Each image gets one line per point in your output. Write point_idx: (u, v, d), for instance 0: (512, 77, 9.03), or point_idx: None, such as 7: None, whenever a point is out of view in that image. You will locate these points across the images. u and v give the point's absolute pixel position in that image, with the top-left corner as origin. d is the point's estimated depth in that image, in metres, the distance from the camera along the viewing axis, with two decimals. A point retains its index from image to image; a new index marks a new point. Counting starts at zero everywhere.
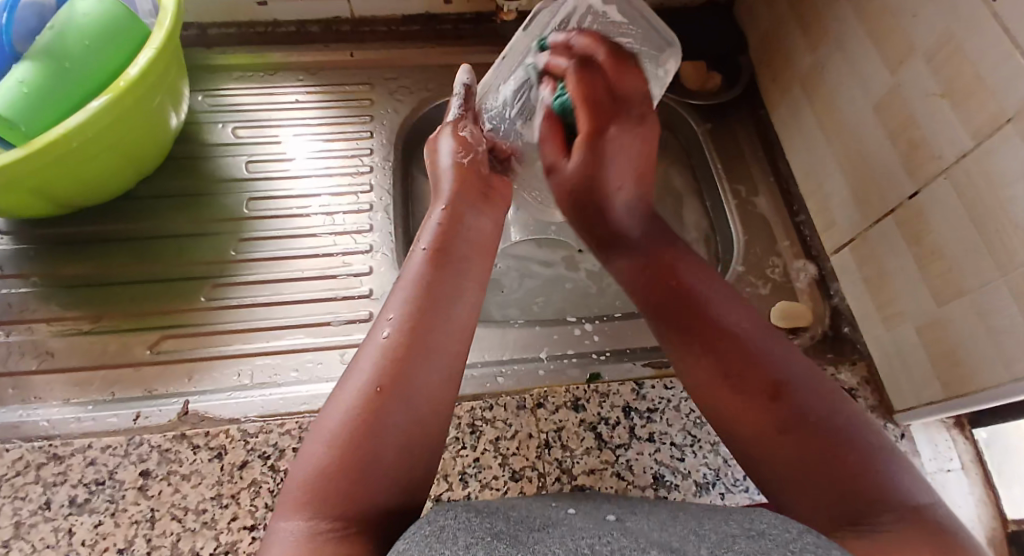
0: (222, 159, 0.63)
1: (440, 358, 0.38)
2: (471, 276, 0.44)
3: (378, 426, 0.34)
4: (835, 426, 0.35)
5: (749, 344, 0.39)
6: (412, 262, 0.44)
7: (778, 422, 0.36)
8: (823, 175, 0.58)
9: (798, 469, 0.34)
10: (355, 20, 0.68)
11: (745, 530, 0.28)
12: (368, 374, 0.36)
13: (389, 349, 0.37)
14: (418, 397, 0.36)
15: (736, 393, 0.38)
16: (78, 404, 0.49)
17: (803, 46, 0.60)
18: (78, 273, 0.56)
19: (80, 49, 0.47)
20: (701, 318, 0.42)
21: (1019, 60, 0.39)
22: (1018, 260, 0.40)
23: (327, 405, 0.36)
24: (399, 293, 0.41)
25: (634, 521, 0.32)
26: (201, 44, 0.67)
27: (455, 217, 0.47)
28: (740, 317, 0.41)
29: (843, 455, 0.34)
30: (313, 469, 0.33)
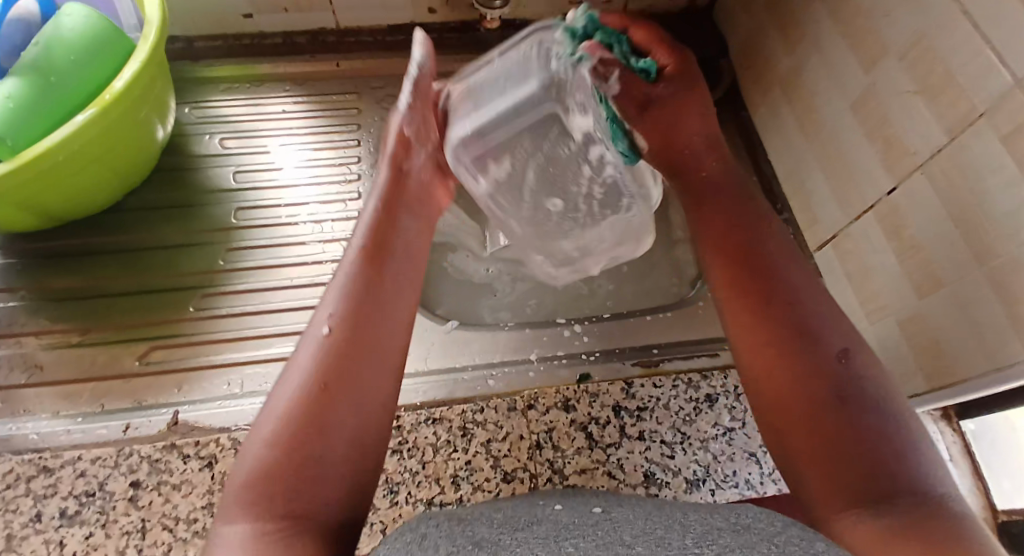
0: (210, 170, 0.63)
1: (381, 351, 0.38)
2: (410, 274, 0.43)
3: (320, 427, 0.34)
4: (873, 399, 0.35)
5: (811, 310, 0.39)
6: (347, 255, 0.43)
7: (819, 394, 0.36)
8: (805, 174, 0.59)
9: (829, 445, 0.34)
10: (342, 30, 0.69)
11: (730, 523, 0.29)
12: (308, 375, 0.36)
13: (327, 345, 0.37)
14: (358, 392, 0.36)
15: (786, 355, 0.38)
16: (67, 416, 0.49)
17: (782, 48, 0.61)
18: (66, 285, 0.56)
19: (66, 63, 0.48)
20: (771, 271, 0.42)
21: (988, 56, 0.40)
22: (995, 251, 0.41)
23: (266, 407, 0.35)
24: (336, 289, 0.40)
25: (622, 518, 0.32)
26: (188, 57, 0.67)
27: (391, 205, 0.46)
28: (813, 286, 0.41)
29: (867, 444, 0.33)
30: (253, 472, 0.32)
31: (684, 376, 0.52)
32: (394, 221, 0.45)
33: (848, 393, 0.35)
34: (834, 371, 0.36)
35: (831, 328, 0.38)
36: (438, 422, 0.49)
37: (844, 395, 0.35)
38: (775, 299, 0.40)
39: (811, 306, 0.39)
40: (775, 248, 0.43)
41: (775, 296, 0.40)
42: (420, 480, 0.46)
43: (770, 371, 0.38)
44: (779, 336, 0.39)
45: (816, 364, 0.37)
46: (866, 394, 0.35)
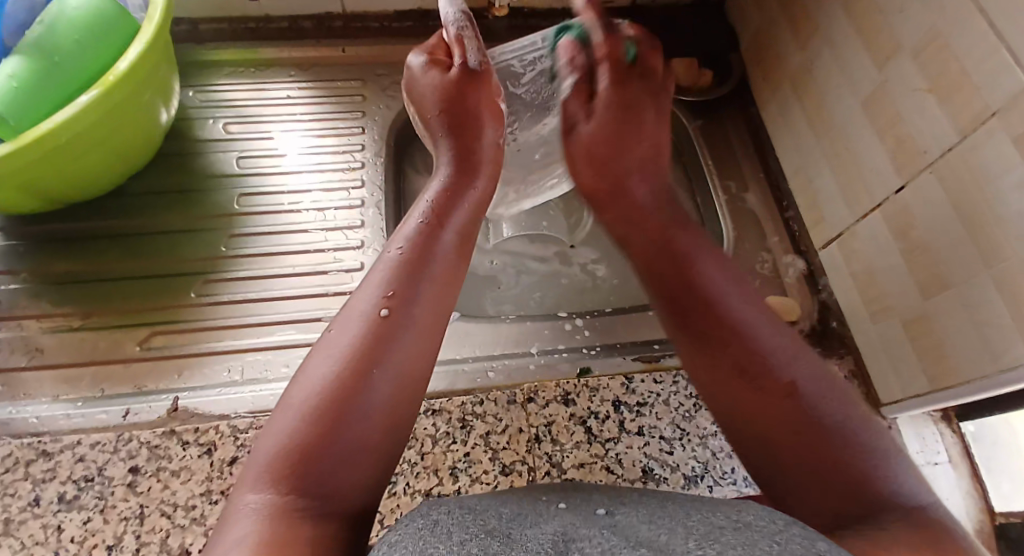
0: (213, 155, 0.63)
1: (422, 336, 0.38)
2: (455, 261, 0.43)
3: (355, 404, 0.33)
4: (833, 415, 0.35)
5: (762, 339, 0.39)
6: (403, 233, 0.43)
7: (792, 420, 0.35)
8: (812, 171, 0.58)
9: (807, 465, 0.35)
10: (348, 15, 0.68)
11: (732, 521, 0.29)
12: (350, 349, 0.35)
13: (376, 324, 0.37)
14: (398, 376, 0.36)
15: (751, 389, 0.37)
16: (67, 400, 0.49)
17: (792, 43, 0.60)
18: (67, 269, 0.56)
19: (70, 43, 0.47)
20: (713, 303, 0.41)
21: (1004, 55, 0.39)
22: (1003, 253, 0.40)
23: (304, 377, 0.35)
24: (385, 266, 0.40)
25: (623, 518, 0.32)
26: (191, 40, 0.67)
27: (452, 189, 0.46)
28: (756, 308, 0.41)
29: (851, 464, 0.33)
30: (281, 440, 0.32)
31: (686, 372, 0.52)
32: (452, 206, 0.45)
33: (809, 414, 0.35)
34: (808, 394, 0.36)
35: (783, 349, 0.38)
36: (437, 414, 0.49)
37: (825, 415, 0.35)
38: (712, 330, 0.40)
39: (765, 335, 0.39)
40: (710, 273, 0.43)
41: (716, 328, 0.40)
42: (418, 471, 0.46)
43: (734, 398, 0.38)
44: (744, 360, 0.38)
45: (768, 393, 0.37)
46: (824, 412, 0.35)
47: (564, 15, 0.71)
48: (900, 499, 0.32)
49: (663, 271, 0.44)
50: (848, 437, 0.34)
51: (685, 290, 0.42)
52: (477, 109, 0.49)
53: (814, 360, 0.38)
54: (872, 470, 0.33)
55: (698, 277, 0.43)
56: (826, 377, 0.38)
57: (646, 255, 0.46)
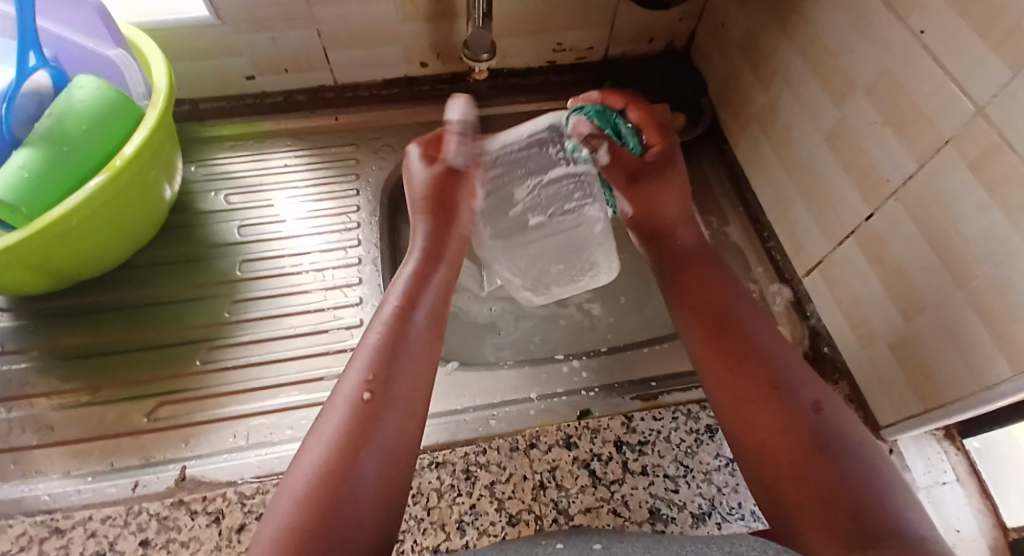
0: (215, 226, 0.65)
1: (404, 414, 0.42)
2: (429, 339, 0.47)
3: (346, 486, 0.37)
4: (843, 441, 0.40)
5: (774, 359, 0.44)
6: (380, 315, 0.47)
7: (811, 437, 0.40)
8: (787, 203, 0.61)
9: (806, 504, 0.38)
10: (339, 87, 0.72)
11: (727, 554, 0.31)
12: (338, 434, 0.39)
13: (359, 409, 0.40)
14: (384, 458, 0.39)
15: (773, 410, 0.42)
16: (78, 475, 0.49)
17: (756, 85, 0.63)
18: (75, 345, 0.57)
19: (77, 132, 0.50)
20: (733, 324, 0.47)
21: (950, 87, 0.42)
22: (973, 272, 0.42)
23: (297, 463, 0.38)
24: (366, 348, 0.44)
25: (620, 552, 0.33)
26: (193, 118, 0.70)
27: (422, 273, 0.51)
28: (766, 331, 0.47)
29: (844, 496, 0.37)
30: (278, 530, 0.35)
31: (684, 408, 0.53)
32: (425, 286, 0.50)
33: (826, 433, 0.40)
34: (813, 425, 0.40)
35: (801, 377, 0.43)
36: (441, 466, 0.49)
37: (823, 445, 0.39)
38: (748, 346, 0.46)
39: (774, 358, 0.45)
40: (727, 299, 0.49)
41: (755, 353, 0.45)
42: (425, 526, 0.46)
43: (747, 414, 0.42)
44: (760, 385, 0.43)
45: (795, 409, 0.41)
46: (839, 436, 0.40)
47: (542, 73, 0.75)
48: (900, 526, 0.34)
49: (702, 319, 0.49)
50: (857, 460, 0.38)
51: (710, 318, 0.49)
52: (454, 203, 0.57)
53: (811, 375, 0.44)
54: (870, 500, 0.36)
55: (716, 302, 0.49)
56: (838, 407, 0.42)
57: (693, 283, 0.52)
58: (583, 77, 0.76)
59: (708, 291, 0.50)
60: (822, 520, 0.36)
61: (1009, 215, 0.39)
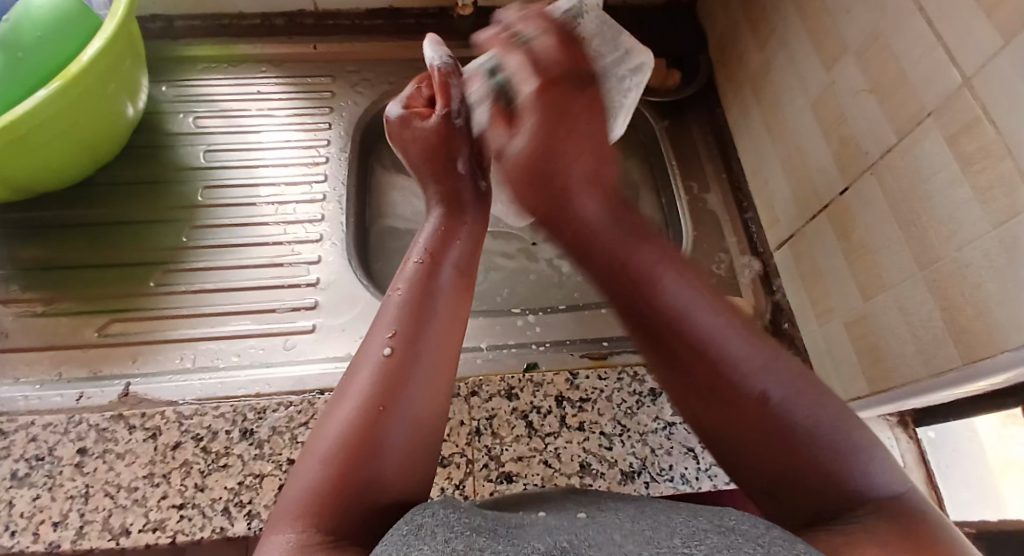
0: (181, 149, 0.65)
1: (435, 372, 0.37)
2: (459, 287, 0.42)
3: (374, 444, 0.32)
4: (807, 421, 0.31)
5: (730, 354, 0.33)
6: (401, 274, 0.42)
7: (759, 434, 0.32)
8: (768, 172, 0.59)
9: (768, 467, 0.32)
10: (319, 13, 0.69)
11: (715, 525, 0.27)
12: (365, 394, 0.34)
13: (384, 366, 0.36)
14: (415, 411, 0.35)
15: (708, 402, 0.34)
16: (27, 383, 0.50)
17: (753, 44, 0.60)
18: (35, 257, 0.58)
19: (30, 39, 0.49)
20: (635, 277, 0.36)
21: (940, 54, 0.39)
22: (937, 255, 0.40)
23: (324, 422, 0.34)
24: (391, 305, 0.39)
25: (605, 521, 0.30)
26: (167, 36, 0.69)
27: (445, 230, 0.45)
28: (710, 312, 0.34)
29: (814, 471, 0.31)
30: (306, 486, 0.31)
31: (630, 369, 0.52)
32: (445, 238, 0.44)
33: (778, 424, 0.31)
34: (777, 417, 0.32)
35: (745, 357, 0.33)
36: None
37: (781, 433, 0.31)
38: (597, 254, 0.38)
39: (722, 346, 0.33)
40: (637, 249, 0.37)
41: (610, 261, 0.37)
42: None
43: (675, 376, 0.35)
44: (690, 378, 0.34)
45: (744, 400, 0.32)
46: (799, 424, 0.31)
47: None
48: (873, 492, 0.30)
49: (634, 220, 0.39)
50: (818, 444, 0.31)
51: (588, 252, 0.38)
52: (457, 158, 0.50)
53: (792, 363, 0.33)
54: (830, 468, 0.30)
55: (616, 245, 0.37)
56: (803, 381, 0.33)
57: (515, 164, 0.40)
58: None
59: (546, 167, 0.38)
60: (797, 495, 0.31)
61: (980, 196, 0.36)
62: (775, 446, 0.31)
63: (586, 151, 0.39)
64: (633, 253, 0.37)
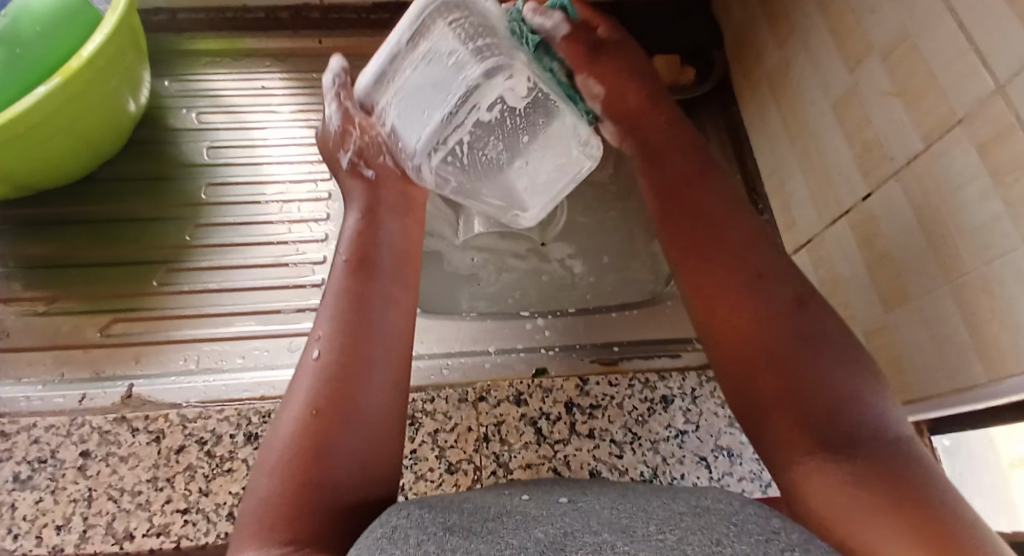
0: (185, 145, 0.64)
1: (375, 371, 0.37)
2: (393, 279, 0.42)
3: (323, 453, 0.33)
4: (833, 336, 0.33)
5: (767, 258, 0.37)
6: (333, 277, 0.42)
7: (795, 332, 0.34)
8: (785, 175, 0.57)
9: (784, 400, 0.32)
10: (325, 6, 0.68)
11: (691, 508, 0.30)
12: (306, 402, 0.35)
13: (319, 372, 0.36)
14: (363, 411, 0.35)
15: (749, 298, 0.36)
16: (29, 383, 0.49)
17: (771, 42, 0.58)
18: (39, 254, 0.57)
19: (33, 35, 0.48)
20: (708, 222, 0.40)
21: (972, 58, 0.37)
22: (963, 267, 0.38)
23: (269, 436, 0.35)
24: (325, 310, 0.40)
25: (587, 506, 0.33)
26: (171, 28, 0.68)
27: (366, 225, 0.44)
28: (765, 247, 0.38)
29: (827, 402, 0.31)
30: (257, 504, 0.32)
31: (641, 376, 0.51)
32: (375, 234, 0.44)
33: (807, 327, 0.34)
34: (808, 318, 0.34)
35: (771, 254, 0.38)
36: None
37: (809, 336, 0.33)
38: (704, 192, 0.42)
39: (762, 261, 0.37)
40: (710, 194, 0.42)
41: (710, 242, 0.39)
42: None
43: (713, 310, 0.37)
44: (733, 277, 0.37)
45: (777, 306, 0.35)
46: (823, 338, 0.33)
47: None
48: (876, 432, 0.30)
49: (672, 184, 0.44)
50: (833, 372, 0.32)
51: (668, 174, 0.44)
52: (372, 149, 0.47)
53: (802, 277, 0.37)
54: (840, 397, 0.31)
55: (694, 201, 0.42)
56: (825, 309, 0.35)
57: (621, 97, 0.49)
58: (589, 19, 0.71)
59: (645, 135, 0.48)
60: (803, 429, 0.31)
61: (1012, 208, 0.35)
62: (817, 381, 0.32)
63: (619, 85, 0.49)
64: (699, 189, 0.42)
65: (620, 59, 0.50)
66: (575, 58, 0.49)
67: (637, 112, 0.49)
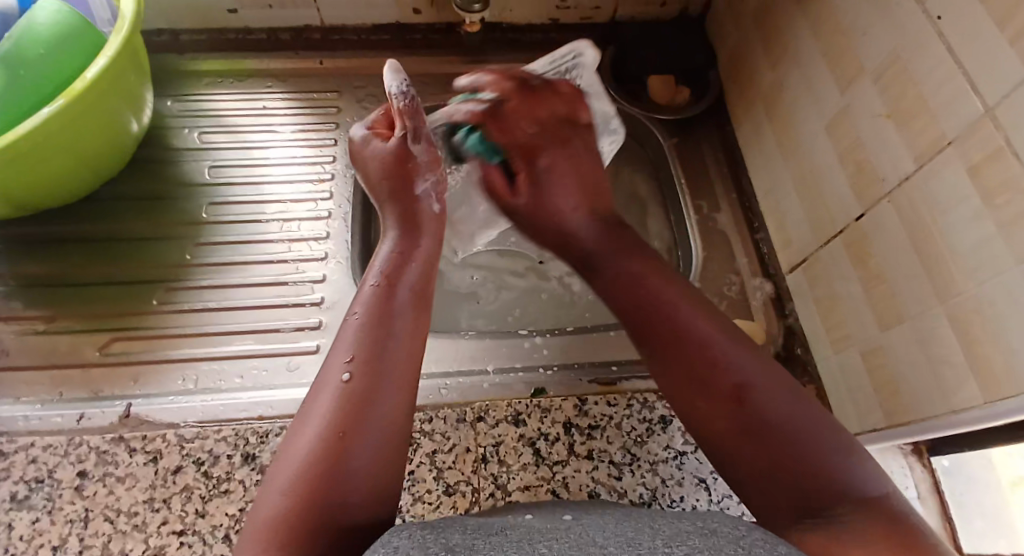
0: (186, 163, 0.64)
1: (394, 397, 0.36)
2: (417, 307, 0.42)
3: (336, 475, 0.32)
4: (781, 415, 0.34)
5: (714, 347, 0.37)
6: (361, 296, 0.42)
7: (743, 423, 0.34)
8: (780, 194, 0.58)
9: (756, 468, 0.33)
10: (327, 28, 0.69)
11: (697, 528, 0.30)
12: (327, 420, 0.34)
13: (345, 391, 0.35)
14: (376, 436, 0.34)
15: (702, 395, 0.36)
16: (27, 402, 0.49)
17: (764, 63, 0.59)
18: (40, 272, 0.57)
19: (36, 56, 0.48)
20: (663, 311, 0.41)
21: (961, 81, 0.38)
22: (957, 287, 0.39)
23: (284, 453, 0.34)
24: (350, 328, 0.39)
25: (591, 524, 0.33)
26: (175, 49, 0.69)
27: (401, 250, 0.45)
28: (709, 323, 0.39)
29: (794, 470, 0.32)
30: (266, 520, 0.31)
31: (640, 396, 0.51)
32: (402, 259, 0.44)
33: (756, 414, 0.34)
34: (756, 401, 0.35)
35: (720, 342, 0.38)
36: None
37: (754, 423, 0.34)
38: (632, 292, 0.43)
39: (713, 346, 0.38)
40: (662, 290, 0.42)
41: (650, 313, 0.41)
42: None
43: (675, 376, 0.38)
44: (686, 371, 0.37)
45: (716, 397, 0.36)
46: (771, 412, 0.34)
47: (543, 31, 0.72)
48: (864, 492, 0.31)
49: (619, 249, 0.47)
50: (793, 444, 0.33)
51: (622, 292, 0.44)
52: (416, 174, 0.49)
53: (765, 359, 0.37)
54: (803, 465, 0.32)
55: (649, 299, 0.42)
56: (773, 372, 0.36)
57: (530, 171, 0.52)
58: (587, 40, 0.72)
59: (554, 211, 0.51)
60: (781, 489, 0.32)
61: (1004, 229, 0.35)
62: (789, 441, 0.33)
63: (566, 174, 0.51)
64: (647, 278, 0.43)
65: (562, 132, 0.52)
66: (522, 146, 0.51)
67: (562, 218, 0.51)
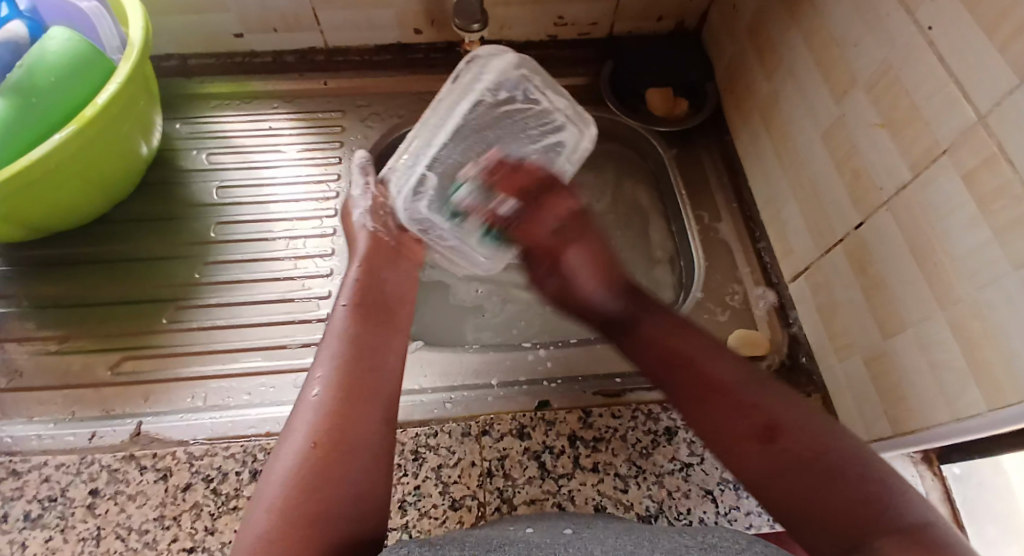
0: (194, 185, 0.66)
1: (373, 409, 0.40)
2: (387, 327, 0.47)
3: (322, 489, 0.35)
4: (813, 446, 0.36)
5: (741, 393, 0.40)
6: (333, 318, 0.46)
7: (776, 460, 0.36)
8: (779, 203, 0.58)
9: (798, 498, 0.35)
10: (330, 50, 0.71)
11: (697, 542, 0.31)
12: (307, 434, 0.37)
13: (319, 405, 0.39)
14: (360, 448, 0.37)
15: (732, 437, 0.39)
16: (40, 422, 0.50)
17: (760, 75, 0.60)
18: (52, 294, 0.58)
19: (47, 84, 0.50)
20: (698, 369, 0.43)
21: (953, 90, 0.38)
22: (956, 294, 0.39)
23: (270, 470, 0.36)
24: (326, 348, 0.43)
25: (591, 537, 0.33)
26: (182, 73, 0.71)
27: (365, 278, 0.50)
28: (739, 372, 0.42)
29: (844, 500, 0.33)
30: (257, 536, 0.33)
31: (644, 408, 0.52)
32: (367, 288, 0.49)
33: (788, 451, 0.36)
34: (791, 440, 0.37)
35: (755, 391, 0.40)
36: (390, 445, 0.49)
37: (802, 458, 0.35)
38: (654, 350, 0.46)
39: (757, 397, 0.39)
40: (694, 349, 0.44)
41: (698, 378, 0.42)
42: None
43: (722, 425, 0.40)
44: (733, 421, 0.39)
45: (748, 437, 0.38)
46: (805, 445, 0.36)
47: (542, 47, 0.73)
48: (907, 517, 0.31)
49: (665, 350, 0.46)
50: (835, 476, 0.34)
51: (653, 358, 0.46)
52: (377, 249, 0.54)
53: (806, 404, 0.39)
54: (854, 498, 0.33)
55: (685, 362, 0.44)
56: (813, 414, 0.38)
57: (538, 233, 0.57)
58: (585, 55, 0.73)
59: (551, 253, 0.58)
60: (823, 520, 0.33)
61: (1000, 236, 0.35)
62: (829, 473, 0.34)
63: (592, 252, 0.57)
64: (680, 341, 0.45)
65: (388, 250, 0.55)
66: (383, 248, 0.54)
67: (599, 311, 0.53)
